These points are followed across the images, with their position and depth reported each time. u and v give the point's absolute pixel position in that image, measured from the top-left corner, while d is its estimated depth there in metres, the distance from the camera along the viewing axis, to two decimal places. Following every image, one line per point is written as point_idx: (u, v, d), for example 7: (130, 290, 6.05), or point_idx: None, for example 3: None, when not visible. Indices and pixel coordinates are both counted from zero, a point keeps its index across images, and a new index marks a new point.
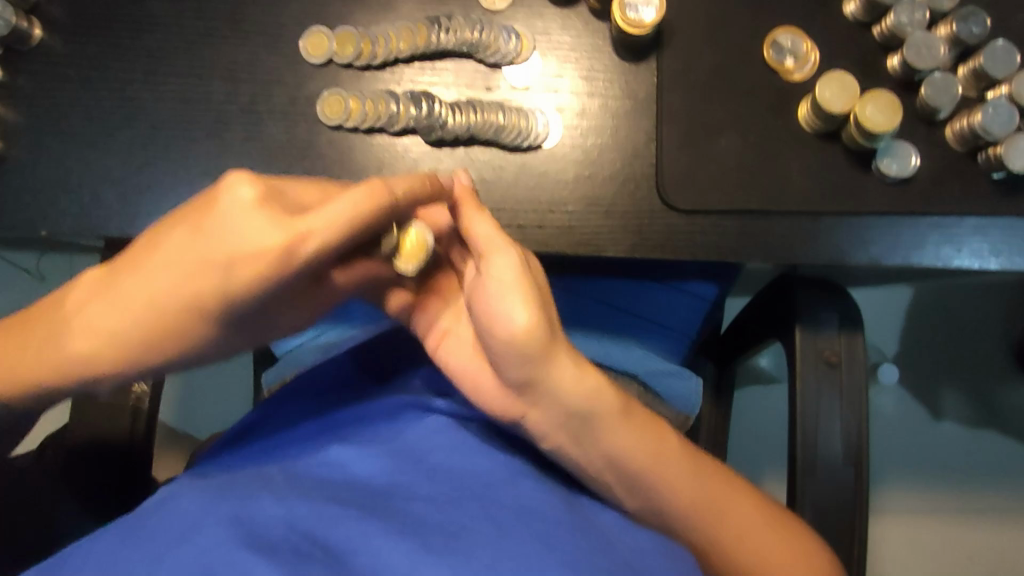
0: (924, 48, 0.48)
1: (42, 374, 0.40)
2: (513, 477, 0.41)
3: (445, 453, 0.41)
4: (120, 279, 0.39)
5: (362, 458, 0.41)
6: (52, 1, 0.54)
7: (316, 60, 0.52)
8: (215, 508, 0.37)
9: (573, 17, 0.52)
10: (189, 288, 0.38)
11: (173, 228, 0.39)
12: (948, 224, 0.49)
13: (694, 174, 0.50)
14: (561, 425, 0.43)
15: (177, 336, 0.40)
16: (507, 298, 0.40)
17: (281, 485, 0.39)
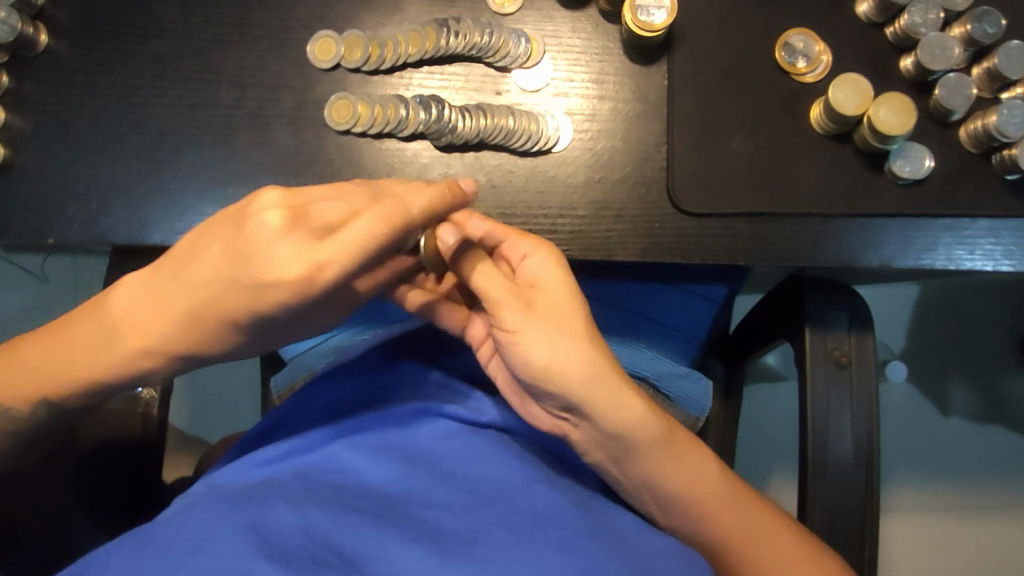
0: (938, 49, 0.47)
1: (87, 370, 0.44)
2: (529, 482, 0.41)
3: (459, 459, 0.41)
4: (161, 288, 0.41)
5: (376, 465, 0.41)
6: (57, 7, 0.54)
7: (323, 64, 0.52)
8: (229, 518, 0.37)
9: (583, 20, 0.51)
10: (221, 301, 0.39)
11: (208, 240, 0.40)
12: (961, 227, 0.49)
13: (704, 177, 0.49)
14: (604, 446, 0.45)
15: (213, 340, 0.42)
16: (529, 351, 0.41)
17: (295, 491, 0.39)
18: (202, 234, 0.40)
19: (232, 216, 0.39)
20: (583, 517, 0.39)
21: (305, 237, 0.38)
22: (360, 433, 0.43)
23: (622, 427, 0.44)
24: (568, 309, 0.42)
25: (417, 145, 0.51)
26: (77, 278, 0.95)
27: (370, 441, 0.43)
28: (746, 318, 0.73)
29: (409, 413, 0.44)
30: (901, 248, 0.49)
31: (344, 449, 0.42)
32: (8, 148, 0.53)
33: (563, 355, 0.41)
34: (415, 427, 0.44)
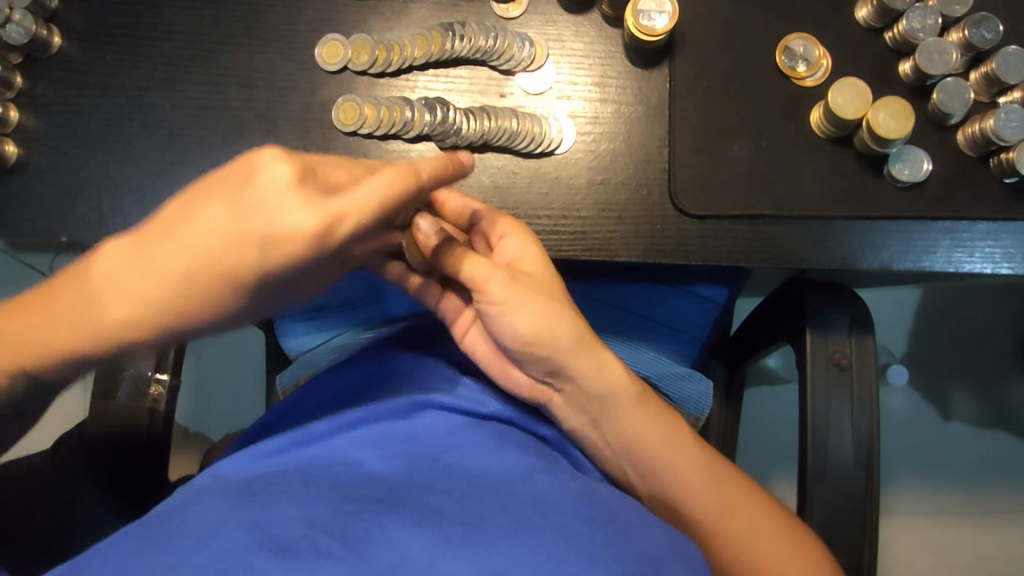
0: (935, 55, 0.48)
1: (59, 342, 0.38)
2: (530, 471, 0.41)
3: (460, 453, 0.42)
4: (149, 246, 0.36)
5: (378, 456, 0.42)
6: (71, 9, 0.55)
7: (331, 67, 0.53)
8: (233, 513, 0.37)
9: (586, 24, 0.52)
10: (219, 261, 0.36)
11: (199, 196, 0.36)
12: (960, 229, 0.50)
13: (706, 179, 0.50)
14: (583, 408, 0.48)
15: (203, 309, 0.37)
16: (515, 312, 0.43)
17: (297, 484, 0.40)
18: (191, 191, 0.36)
19: (230, 173, 0.36)
20: (584, 504, 0.40)
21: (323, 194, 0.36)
22: (361, 427, 0.44)
23: (602, 388, 0.46)
24: (544, 276, 0.46)
25: (422, 147, 0.52)
26: None
27: (372, 436, 0.43)
28: (747, 320, 0.74)
29: (411, 405, 0.44)
30: (900, 250, 0.50)
31: (346, 443, 0.43)
32: (21, 147, 0.54)
33: (543, 318, 0.44)
34: (416, 420, 0.44)
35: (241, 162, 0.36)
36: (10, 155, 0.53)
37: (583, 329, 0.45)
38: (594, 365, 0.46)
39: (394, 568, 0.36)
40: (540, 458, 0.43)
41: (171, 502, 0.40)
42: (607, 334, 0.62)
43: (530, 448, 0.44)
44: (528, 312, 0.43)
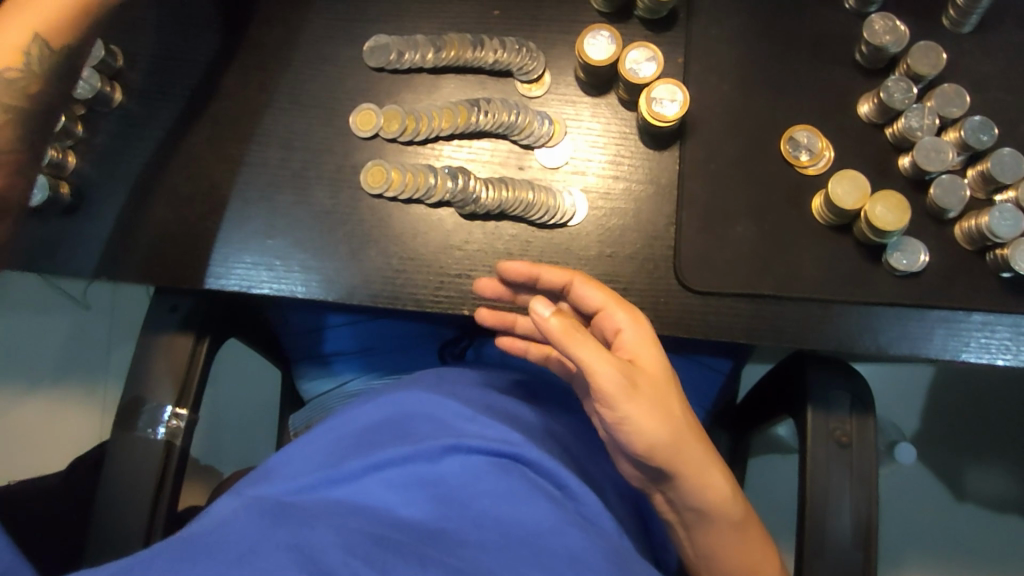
0: (933, 152, 0.50)
1: None
2: (565, 525, 0.42)
3: (491, 500, 0.43)
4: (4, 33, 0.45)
5: (409, 502, 0.44)
6: (133, 69, 0.60)
7: (364, 133, 0.57)
8: (272, 533, 0.40)
9: (603, 105, 0.56)
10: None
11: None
12: (957, 318, 0.51)
13: (709, 257, 0.53)
14: (685, 511, 0.48)
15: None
16: (626, 431, 0.43)
17: (335, 520, 0.42)
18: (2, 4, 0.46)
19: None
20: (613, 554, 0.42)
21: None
22: (391, 467, 0.45)
23: (701, 501, 0.46)
24: (659, 373, 0.45)
25: (442, 212, 0.55)
26: (116, 305, 1.05)
27: (400, 478, 0.45)
28: (753, 392, 0.75)
29: (441, 448, 0.45)
30: (898, 335, 0.51)
31: (373, 484, 0.45)
32: (74, 191, 0.59)
33: (656, 439, 0.43)
34: (444, 463, 0.45)
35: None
36: (65, 198, 0.58)
37: (688, 433, 0.44)
38: (696, 475, 0.45)
39: None
40: (562, 504, 0.44)
41: (210, 520, 0.42)
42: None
43: (555, 494, 0.45)
44: (621, 414, 0.42)
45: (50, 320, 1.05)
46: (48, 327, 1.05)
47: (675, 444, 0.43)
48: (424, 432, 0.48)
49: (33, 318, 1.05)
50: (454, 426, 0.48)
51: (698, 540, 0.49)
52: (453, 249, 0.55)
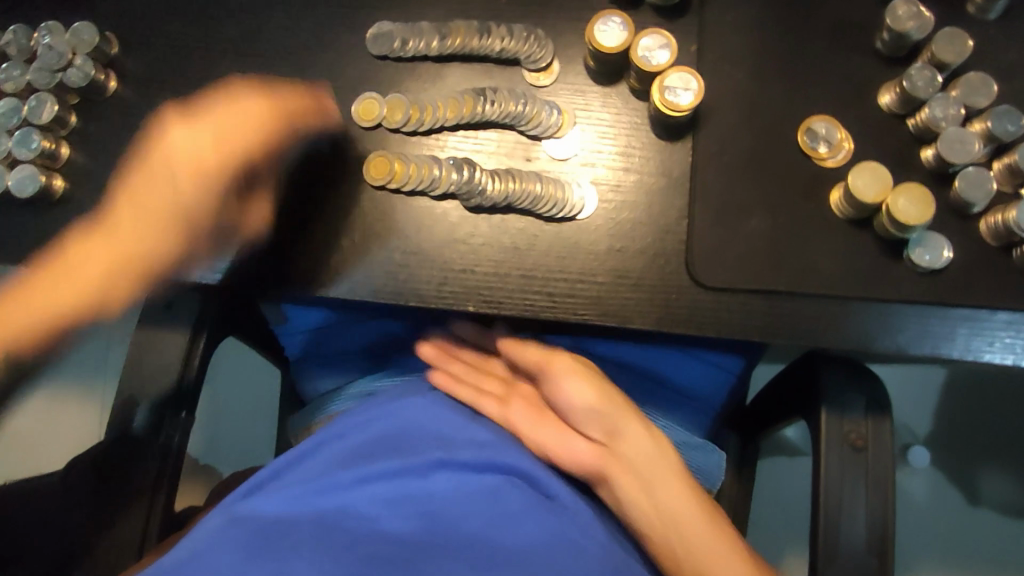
0: (957, 144, 0.48)
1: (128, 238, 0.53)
2: (542, 541, 0.45)
3: (476, 519, 0.46)
4: (137, 188, 0.53)
5: (395, 516, 0.46)
6: (128, 56, 0.58)
7: (366, 123, 0.55)
8: (253, 567, 0.43)
9: (614, 95, 0.54)
10: (142, 244, 0.53)
11: (288, 105, 0.53)
12: (981, 317, 0.49)
13: (723, 252, 0.51)
14: (635, 473, 0.51)
15: (76, 292, 0.52)
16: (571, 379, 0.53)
17: (315, 542, 0.44)
18: (147, 169, 0.53)
19: (267, 99, 0.53)
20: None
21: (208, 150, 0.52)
22: (377, 481, 0.47)
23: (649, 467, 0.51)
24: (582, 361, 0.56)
25: (447, 206, 0.53)
26: None
27: (386, 493, 0.46)
28: (762, 394, 0.73)
29: (431, 465, 0.47)
30: (918, 334, 0.49)
31: (361, 497, 0.47)
32: (68, 182, 0.57)
33: (597, 387, 0.52)
34: (432, 479, 0.47)
35: (284, 130, 0.53)
36: (57, 189, 0.56)
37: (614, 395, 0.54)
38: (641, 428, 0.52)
39: None
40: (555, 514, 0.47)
41: (195, 543, 0.45)
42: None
43: (539, 505, 0.47)
44: (565, 369, 0.53)
45: None
46: None
47: (602, 397, 0.53)
48: (409, 445, 0.50)
49: None
50: (445, 440, 0.50)
51: (656, 502, 0.50)
52: (457, 243, 0.53)
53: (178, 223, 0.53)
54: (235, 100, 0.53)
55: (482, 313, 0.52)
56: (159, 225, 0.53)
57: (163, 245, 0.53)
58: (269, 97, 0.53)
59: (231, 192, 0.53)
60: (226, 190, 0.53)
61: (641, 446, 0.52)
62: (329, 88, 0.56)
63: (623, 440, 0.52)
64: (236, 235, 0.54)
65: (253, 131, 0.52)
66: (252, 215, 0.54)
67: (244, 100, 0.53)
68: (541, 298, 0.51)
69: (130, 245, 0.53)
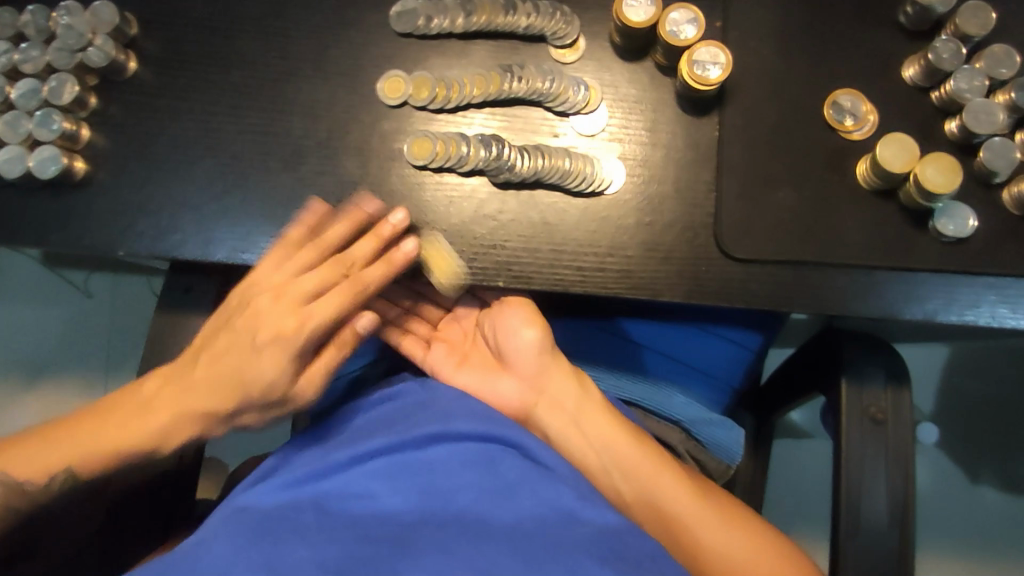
0: (982, 114, 0.49)
1: (140, 435, 0.50)
2: (541, 514, 0.45)
3: (473, 494, 0.46)
4: (188, 377, 0.52)
5: (392, 495, 0.47)
6: (148, 37, 0.58)
7: (392, 101, 0.55)
8: (247, 552, 0.42)
9: (640, 71, 0.54)
10: (207, 402, 0.51)
11: (365, 262, 0.51)
12: (1004, 285, 0.50)
13: (751, 225, 0.51)
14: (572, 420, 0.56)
15: (133, 438, 0.50)
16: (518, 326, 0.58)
17: (311, 526, 0.45)
18: (246, 314, 0.52)
19: (342, 257, 0.51)
20: (596, 545, 0.43)
21: (296, 296, 0.51)
22: (375, 459, 0.49)
23: (604, 422, 0.55)
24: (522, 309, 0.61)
25: (474, 182, 0.53)
26: (118, 294, 1.02)
27: (386, 469, 0.48)
28: (779, 373, 0.75)
29: (428, 438, 0.50)
30: (942, 303, 0.50)
31: (360, 477, 0.48)
32: (89, 164, 0.56)
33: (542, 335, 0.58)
34: (430, 452, 0.49)
35: (357, 296, 0.51)
36: (79, 171, 0.56)
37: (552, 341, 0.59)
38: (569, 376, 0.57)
39: None
40: (556, 481, 0.47)
41: (194, 539, 0.45)
42: (585, 360, 0.65)
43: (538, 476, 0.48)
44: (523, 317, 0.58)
45: (53, 311, 1.02)
46: (51, 318, 1.02)
47: (545, 341, 0.58)
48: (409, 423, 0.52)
49: (34, 309, 1.03)
50: (443, 413, 0.52)
51: (589, 440, 0.55)
52: (486, 219, 0.53)
53: (237, 390, 0.51)
54: (313, 297, 0.51)
55: (512, 289, 0.52)
56: (229, 384, 0.51)
57: (234, 405, 0.52)
58: (346, 253, 0.51)
59: (293, 368, 0.51)
60: (293, 361, 0.51)
61: (568, 390, 0.57)
62: (406, 222, 0.51)
63: (546, 376, 0.58)
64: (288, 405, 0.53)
65: (316, 321, 0.51)
66: (304, 387, 0.52)
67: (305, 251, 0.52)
68: (570, 273, 0.52)
69: (195, 406, 0.51)
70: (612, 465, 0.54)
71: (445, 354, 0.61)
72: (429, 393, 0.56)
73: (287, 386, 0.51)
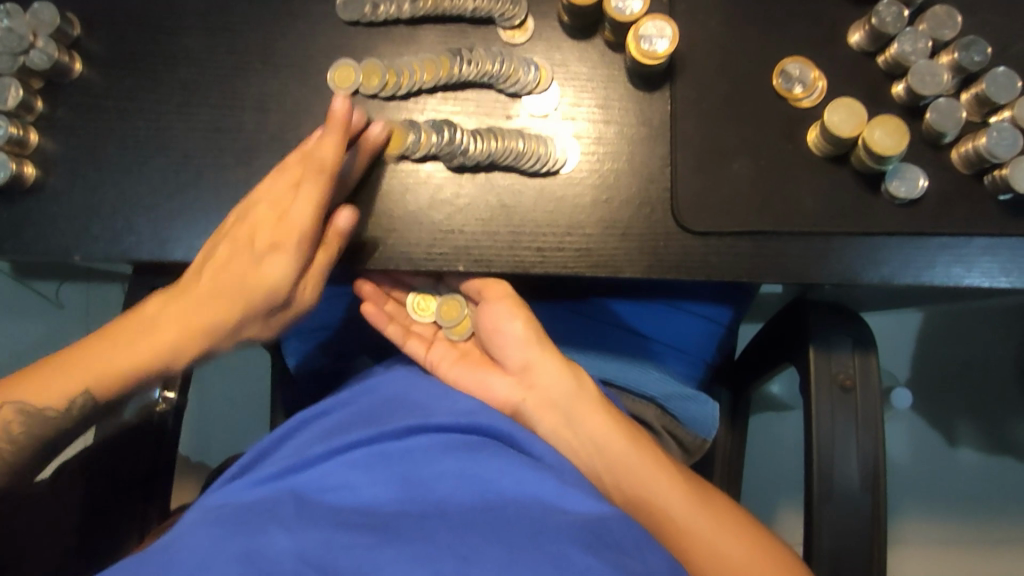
0: (927, 76, 0.50)
1: (148, 350, 0.51)
2: (525, 500, 0.45)
3: (454, 480, 0.47)
4: (178, 300, 0.52)
5: (372, 485, 0.47)
6: (92, 38, 0.57)
7: (342, 91, 0.54)
8: (227, 544, 0.42)
9: (589, 49, 0.54)
10: (214, 312, 0.51)
11: (335, 157, 0.49)
12: (958, 245, 0.51)
13: (707, 197, 0.51)
14: (557, 407, 0.57)
15: (142, 351, 0.51)
16: (506, 320, 0.58)
17: (290, 515, 0.45)
18: (241, 225, 0.51)
19: (310, 159, 0.49)
20: (580, 531, 0.43)
21: (306, 178, 0.49)
22: (355, 449, 0.50)
23: (587, 409, 0.56)
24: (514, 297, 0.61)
25: (429, 168, 0.53)
26: (90, 304, 1.01)
27: (366, 458, 0.48)
28: (752, 346, 0.76)
29: (407, 428, 0.51)
30: (900, 265, 0.51)
31: (340, 467, 0.48)
32: (39, 169, 0.55)
33: (529, 327, 0.58)
34: (412, 441, 0.50)
35: (332, 179, 0.49)
36: (29, 176, 0.55)
37: (540, 331, 0.59)
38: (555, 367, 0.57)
39: None
40: (540, 470, 0.48)
41: (171, 535, 0.45)
42: (573, 348, 0.65)
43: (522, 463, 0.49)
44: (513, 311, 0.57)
45: (24, 324, 1.01)
46: (22, 332, 1.01)
47: (532, 332, 0.58)
48: (389, 416, 0.53)
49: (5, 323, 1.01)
50: (424, 409, 0.53)
51: (579, 434, 0.56)
52: (443, 204, 0.53)
53: (241, 296, 0.51)
54: (297, 184, 0.50)
55: (473, 272, 0.52)
56: (228, 295, 0.51)
57: (234, 316, 0.51)
58: (313, 152, 0.49)
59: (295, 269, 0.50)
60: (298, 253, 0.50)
61: (561, 386, 0.57)
62: (384, 127, 0.51)
63: (535, 371, 0.58)
64: (288, 308, 0.53)
65: (301, 215, 0.49)
66: (304, 289, 0.52)
67: (302, 185, 0.49)
68: (531, 254, 0.52)
69: (195, 326, 0.51)
70: (602, 466, 0.55)
71: (442, 349, 0.61)
72: (409, 387, 0.57)
73: (287, 291, 0.51)
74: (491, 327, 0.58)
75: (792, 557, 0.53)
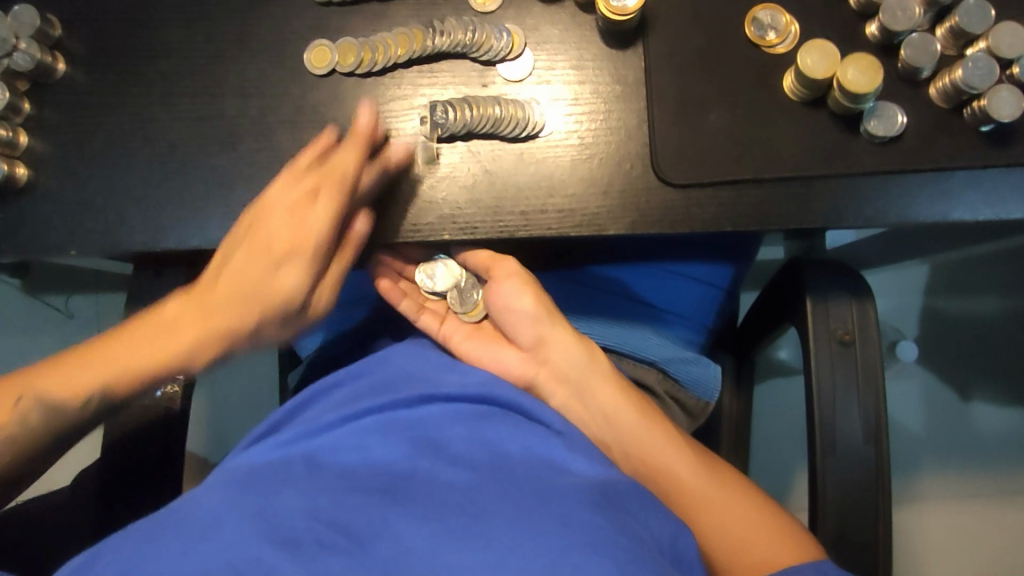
0: (899, 11, 0.49)
1: (150, 363, 0.50)
2: (531, 466, 0.46)
3: (463, 443, 0.47)
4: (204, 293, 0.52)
5: (383, 446, 0.47)
6: (73, 37, 0.58)
7: (319, 71, 0.55)
8: (239, 504, 0.43)
9: (561, 11, 0.54)
10: (227, 321, 0.52)
11: (354, 168, 0.50)
12: (941, 182, 0.50)
13: (685, 148, 0.51)
14: (569, 378, 0.57)
15: (149, 364, 0.50)
16: (518, 296, 0.57)
17: (302, 476, 0.45)
18: (260, 230, 0.51)
19: (333, 168, 0.50)
20: (586, 492, 0.43)
21: (342, 190, 0.50)
22: (368, 415, 0.50)
23: (593, 377, 0.57)
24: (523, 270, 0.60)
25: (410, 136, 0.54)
26: (98, 312, 1.03)
27: (376, 424, 0.49)
28: (751, 308, 0.76)
29: (418, 397, 0.51)
30: (883, 207, 0.50)
31: (351, 432, 0.49)
32: (31, 169, 0.57)
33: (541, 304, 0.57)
34: (421, 409, 0.50)
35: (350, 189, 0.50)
36: (20, 176, 0.56)
37: (551, 306, 0.58)
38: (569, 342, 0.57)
39: (396, 553, 0.40)
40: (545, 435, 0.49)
41: (182, 498, 0.46)
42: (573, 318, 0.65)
43: (529, 427, 0.49)
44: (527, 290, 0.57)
45: (34, 334, 1.03)
46: (34, 341, 1.03)
47: (543, 307, 0.57)
48: (394, 387, 0.53)
49: (18, 335, 1.03)
50: (432, 379, 0.53)
51: (591, 405, 0.57)
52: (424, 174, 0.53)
53: (256, 301, 0.52)
54: (287, 256, 0.52)
55: (459, 240, 0.53)
56: (244, 304, 0.52)
57: (251, 324, 0.52)
58: (334, 164, 0.50)
59: (341, 216, 0.51)
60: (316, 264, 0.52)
61: (573, 359, 0.57)
62: (371, 116, 0.51)
63: (550, 345, 0.57)
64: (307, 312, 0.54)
65: (292, 280, 0.52)
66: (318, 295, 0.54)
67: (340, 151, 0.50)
68: (516, 219, 0.52)
69: (180, 350, 0.51)
70: (609, 431, 0.56)
71: (454, 326, 0.60)
72: (415, 359, 0.57)
73: (303, 297, 0.53)
74: (503, 305, 0.58)
75: (785, 515, 0.54)
